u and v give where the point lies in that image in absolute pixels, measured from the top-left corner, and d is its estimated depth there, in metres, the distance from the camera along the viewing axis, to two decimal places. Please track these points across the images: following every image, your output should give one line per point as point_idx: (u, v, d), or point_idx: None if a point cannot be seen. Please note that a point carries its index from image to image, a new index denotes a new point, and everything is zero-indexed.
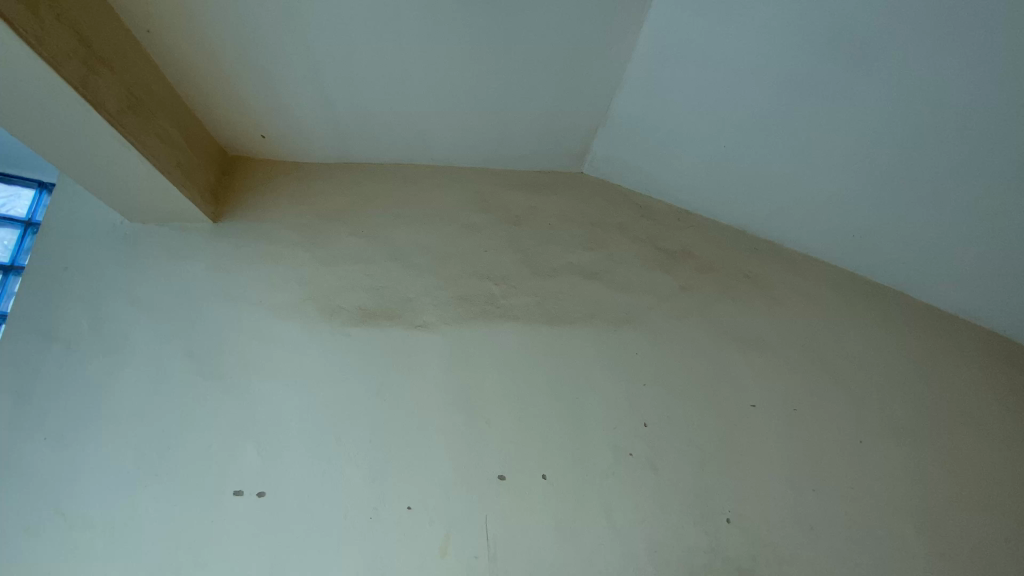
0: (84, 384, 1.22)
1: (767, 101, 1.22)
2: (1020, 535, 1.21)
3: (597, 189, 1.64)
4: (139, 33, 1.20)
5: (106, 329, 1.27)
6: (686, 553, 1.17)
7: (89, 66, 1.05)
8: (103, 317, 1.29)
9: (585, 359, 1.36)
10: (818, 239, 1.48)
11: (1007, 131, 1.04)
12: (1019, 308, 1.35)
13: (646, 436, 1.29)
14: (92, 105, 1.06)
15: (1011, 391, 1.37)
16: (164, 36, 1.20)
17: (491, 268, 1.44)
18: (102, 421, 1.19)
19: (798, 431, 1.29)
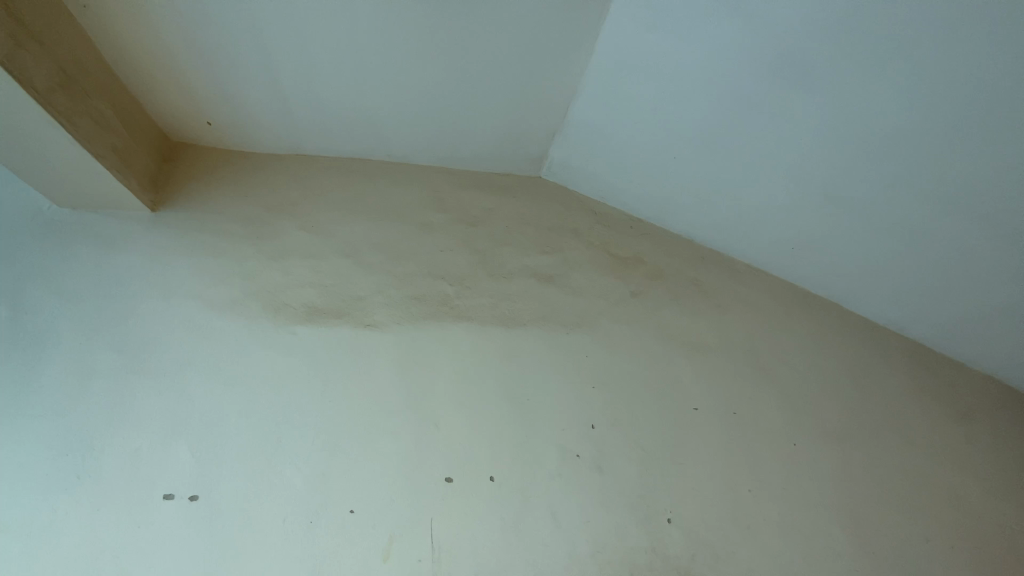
0: (1, 379, 1.13)
1: (722, 83, 1.22)
2: (937, 534, 1.28)
3: (552, 197, 1.69)
4: (76, 12, 1.21)
5: (25, 321, 1.20)
6: (628, 552, 1.13)
7: (15, 40, 1.06)
8: (18, 304, 1.22)
9: (538, 355, 1.33)
10: (762, 243, 1.53)
11: (941, 125, 1.08)
12: (940, 313, 1.46)
13: (594, 438, 1.24)
14: (18, 81, 1.06)
15: (927, 396, 1.49)
16: (100, 14, 1.21)
17: (446, 269, 1.43)
18: (15, 421, 1.09)
19: (740, 433, 1.33)
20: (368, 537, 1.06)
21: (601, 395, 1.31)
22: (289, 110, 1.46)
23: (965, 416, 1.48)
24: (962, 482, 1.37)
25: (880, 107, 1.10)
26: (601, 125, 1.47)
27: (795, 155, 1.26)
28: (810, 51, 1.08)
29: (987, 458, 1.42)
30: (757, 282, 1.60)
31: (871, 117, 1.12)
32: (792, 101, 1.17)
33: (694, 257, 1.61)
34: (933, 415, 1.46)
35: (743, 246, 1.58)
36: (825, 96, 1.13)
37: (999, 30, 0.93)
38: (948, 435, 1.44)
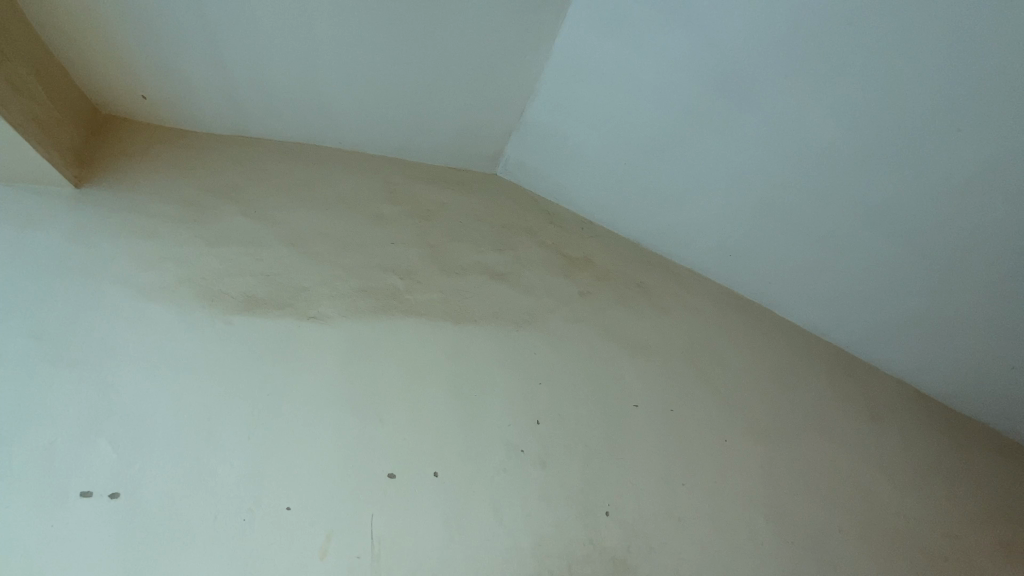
0: None
1: (672, 93, 1.27)
2: (848, 524, 1.39)
3: (507, 195, 1.70)
4: None
5: None
6: (567, 544, 1.16)
7: None
8: None
9: (487, 351, 1.34)
10: (703, 250, 1.61)
11: (864, 148, 1.17)
12: (858, 320, 1.58)
13: (539, 433, 1.27)
14: None
15: (845, 396, 1.61)
16: None
17: (396, 262, 1.42)
18: None
19: (677, 430, 1.39)
20: (305, 535, 1.03)
21: (547, 392, 1.33)
22: (235, 89, 1.40)
23: (877, 417, 1.61)
24: (871, 476, 1.49)
25: (812, 127, 1.18)
26: (556, 126, 1.50)
27: (736, 168, 1.33)
28: (752, 68, 1.14)
29: (894, 455, 1.56)
30: (698, 286, 1.67)
31: (804, 136, 1.20)
32: (734, 115, 1.23)
33: (641, 260, 1.67)
34: (849, 415, 1.58)
35: (686, 252, 1.65)
36: (765, 113, 1.20)
37: (919, 61, 1.00)
38: (862, 434, 1.56)
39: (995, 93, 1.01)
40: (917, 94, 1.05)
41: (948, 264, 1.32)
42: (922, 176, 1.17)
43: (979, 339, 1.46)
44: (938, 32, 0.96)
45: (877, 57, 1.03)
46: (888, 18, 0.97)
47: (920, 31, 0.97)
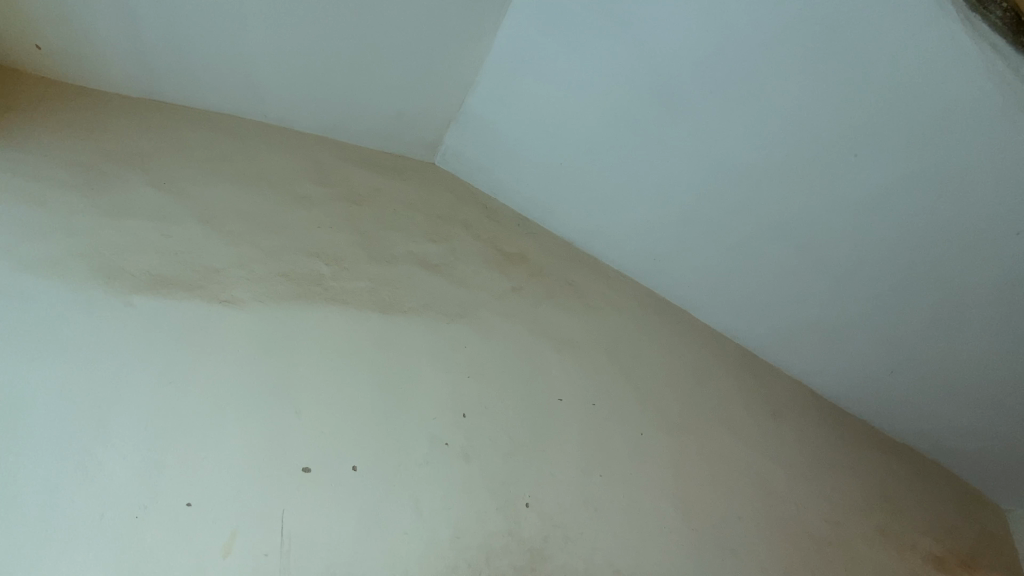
0: None
1: (609, 98, 1.28)
2: (747, 512, 1.51)
3: (443, 186, 1.67)
4: None
5: None
6: (486, 537, 1.17)
7: None
8: None
9: (414, 344, 1.32)
10: (632, 253, 1.66)
11: (778, 168, 1.24)
12: (766, 326, 1.70)
13: (463, 426, 1.26)
14: None
15: (751, 395, 1.74)
16: None
17: (322, 247, 1.35)
18: None
19: (598, 424, 1.44)
20: (206, 532, 0.97)
21: (474, 385, 1.33)
22: (147, 48, 1.28)
23: (778, 414, 1.75)
24: (770, 469, 1.62)
25: (733, 144, 1.24)
26: (495, 120, 1.48)
27: (665, 177, 1.38)
28: (682, 80, 1.17)
29: (791, 449, 1.70)
30: (625, 287, 1.73)
31: (726, 152, 1.26)
32: (664, 125, 1.27)
33: (573, 259, 1.70)
34: (754, 412, 1.71)
35: (616, 254, 1.70)
36: (695, 127, 1.24)
37: (829, 88, 1.07)
38: (764, 430, 1.69)
39: (893, 127, 1.10)
40: (829, 121, 1.13)
41: (846, 280, 1.44)
42: (826, 198, 1.26)
43: (866, 346, 1.62)
44: (852, 64, 1.03)
45: (797, 82, 1.08)
46: (809, 47, 1.03)
47: (836, 61, 1.03)
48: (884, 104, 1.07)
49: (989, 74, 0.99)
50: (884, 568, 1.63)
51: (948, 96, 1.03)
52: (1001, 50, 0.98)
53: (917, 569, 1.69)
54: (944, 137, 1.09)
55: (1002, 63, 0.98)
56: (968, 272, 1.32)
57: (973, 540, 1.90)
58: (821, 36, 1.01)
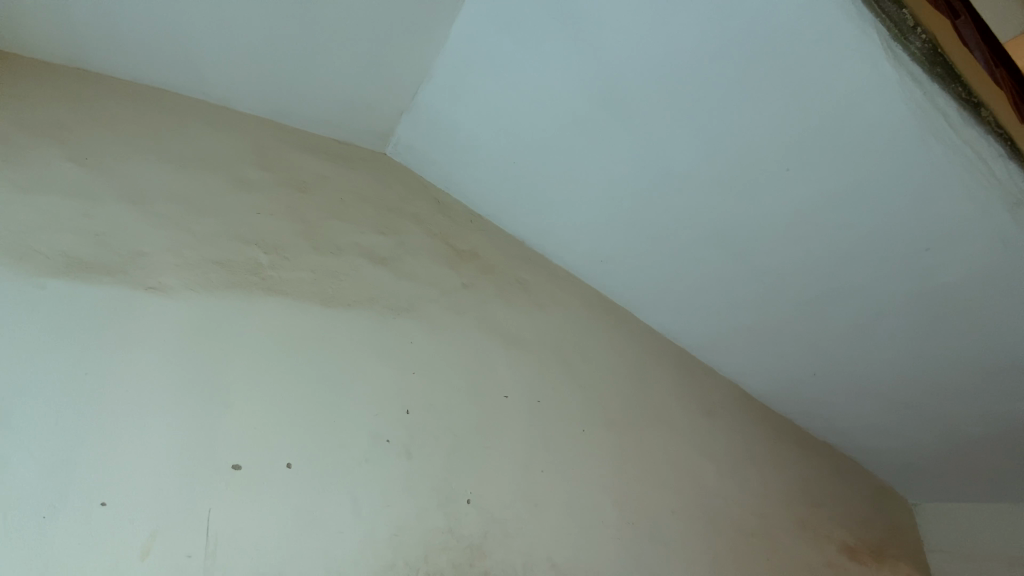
0: None
1: (560, 102, 1.25)
2: (680, 506, 1.57)
3: (394, 178, 1.63)
4: None
5: None
6: (425, 534, 1.16)
7: None
8: None
9: (357, 338, 1.28)
10: (581, 254, 1.69)
11: (720, 180, 1.28)
12: (704, 329, 1.78)
13: (406, 423, 1.24)
14: None
15: (689, 395, 1.81)
16: None
17: (262, 234, 1.29)
18: None
19: (541, 421, 1.46)
20: (122, 531, 0.91)
21: (418, 382, 1.31)
22: (69, 13, 1.17)
23: (713, 413, 1.83)
24: (704, 465, 1.70)
25: (679, 155, 1.26)
26: (446, 115, 1.44)
27: (614, 182, 1.40)
28: (631, 90, 1.16)
29: (723, 446, 1.79)
30: (574, 287, 1.76)
31: (671, 162, 1.28)
32: (612, 132, 1.27)
33: (524, 257, 1.71)
34: (691, 411, 1.78)
35: (566, 254, 1.72)
36: (644, 136, 1.24)
37: (771, 108, 1.10)
38: (699, 428, 1.77)
39: (828, 148, 1.14)
40: (770, 138, 1.15)
41: (777, 288, 1.52)
42: (762, 211, 1.32)
43: (794, 350, 1.72)
44: (793, 85, 1.05)
45: (743, 99, 1.10)
46: (756, 64, 1.04)
47: (778, 80, 1.05)
48: (820, 125, 1.10)
49: (912, 102, 1.03)
50: (802, 557, 1.75)
51: (880, 121, 1.06)
52: (918, 78, 1.00)
53: (830, 557, 1.82)
54: (873, 160, 1.13)
55: (926, 100, 1.02)
56: (884, 287, 1.41)
57: (881, 530, 2.07)
58: (766, 56, 1.02)
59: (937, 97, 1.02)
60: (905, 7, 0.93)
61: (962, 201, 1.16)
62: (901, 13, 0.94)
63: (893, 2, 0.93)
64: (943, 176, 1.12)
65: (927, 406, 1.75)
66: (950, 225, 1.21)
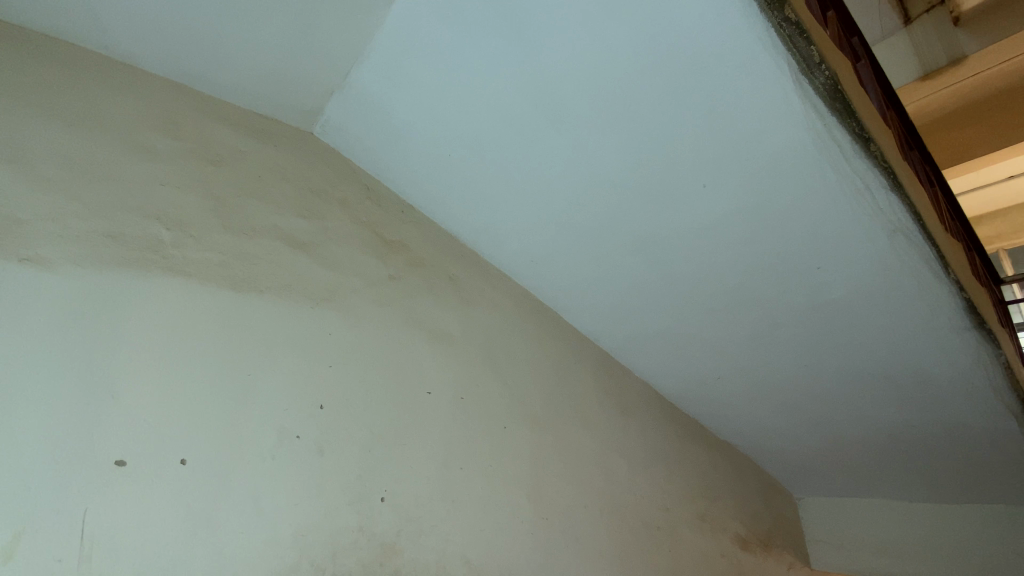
0: None
1: (497, 100, 1.24)
2: (592, 502, 1.64)
3: (320, 160, 1.55)
4: None
5: None
6: (334, 533, 1.11)
7: None
8: None
9: (270, 326, 1.20)
10: (512, 253, 1.70)
11: (646, 190, 1.33)
12: (625, 332, 1.85)
13: (319, 419, 1.18)
14: None
15: (608, 395, 1.88)
16: None
17: (165, 208, 1.18)
18: None
19: (463, 417, 1.44)
20: None
21: (334, 375, 1.25)
22: None
23: (628, 412, 1.92)
24: (617, 463, 1.77)
25: (610, 163, 1.29)
26: (380, 100, 1.38)
27: (546, 184, 1.41)
28: (567, 95, 1.16)
29: (636, 443, 1.88)
30: (503, 285, 1.77)
31: (603, 170, 1.31)
32: (547, 133, 1.27)
33: (455, 252, 1.70)
34: (609, 410, 1.85)
35: (497, 251, 1.72)
36: (576, 140, 1.26)
37: (698, 125, 1.14)
38: (615, 426, 1.84)
39: (744, 169, 1.21)
40: (694, 154, 1.21)
41: (692, 296, 1.61)
42: (683, 223, 1.39)
43: (704, 356, 1.84)
44: (717, 107, 1.10)
45: (672, 115, 1.14)
46: (684, 85, 1.07)
47: (706, 101, 1.10)
48: (739, 147, 1.16)
49: (815, 134, 1.09)
50: (700, 550, 1.88)
51: (791, 149, 1.13)
52: (820, 112, 1.06)
53: (725, 548, 1.97)
54: (784, 183, 1.21)
55: (833, 130, 1.09)
56: (784, 300, 1.53)
57: (769, 522, 2.27)
58: (697, 75, 1.05)
59: (837, 131, 1.09)
60: (812, 44, 0.97)
61: (852, 228, 1.27)
62: (807, 49, 0.97)
63: (804, 38, 0.96)
64: (840, 204, 1.22)
65: (814, 411, 1.93)
66: (841, 249, 1.33)
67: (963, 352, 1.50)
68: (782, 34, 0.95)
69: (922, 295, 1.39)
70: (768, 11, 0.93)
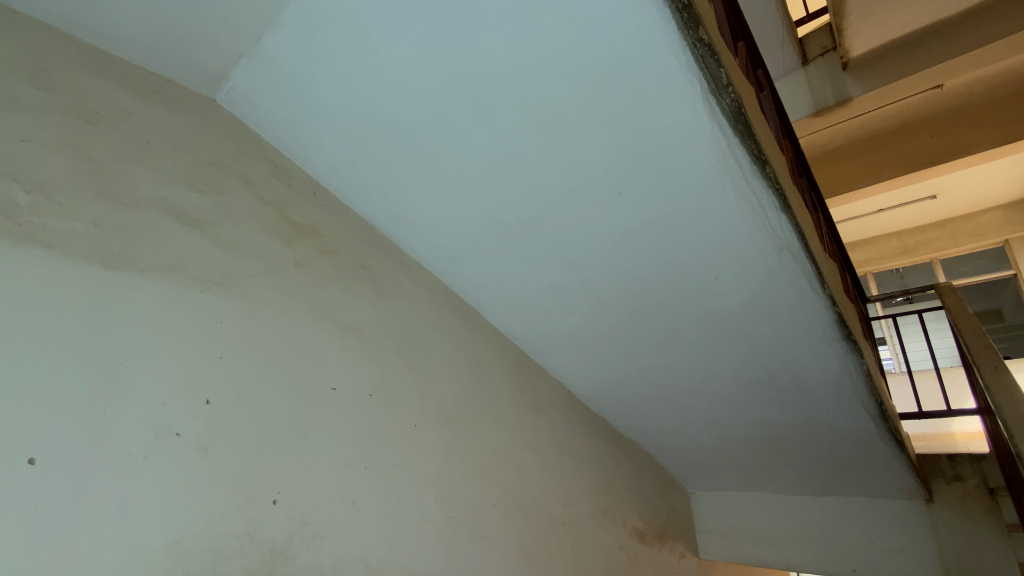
0: None
1: (421, 86, 1.19)
2: (500, 499, 1.64)
3: (222, 130, 1.42)
4: None
5: None
6: (216, 540, 1.02)
7: None
8: None
9: (152, 310, 1.07)
10: (431, 246, 1.67)
11: (565, 192, 1.36)
12: (539, 331, 1.89)
13: (203, 415, 1.07)
14: None
15: (521, 393, 1.89)
16: None
17: (25, 165, 0.99)
18: None
19: (369, 414, 1.38)
20: None
21: (225, 368, 1.14)
22: None
23: (540, 410, 1.95)
24: (526, 460, 1.79)
25: (531, 162, 1.30)
26: (295, 72, 1.28)
27: (467, 178, 1.39)
28: (491, 89, 1.15)
29: (546, 441, 1.91)
30: (419, 277, 1.73)
31: (524, 168, 1.32)
32: (471, 126, 1.25)
33: (370, 241, 1.63)
34: (521, 408, 1.87)
35: (416, 243, 1.68)
36: (500, 135, 1.25)
37: (617, 132, 1.18)
38: (526, 424, 1.86)
39: (657, 179, 1.27)
40: (612, 161, 1.25)
41: (604, 298, 1.67)
42: (596, 226, 1.43)
43: (613, 356, 1.91)
44: (635, 116, 1.13)
45: (591, 120, 1.16)
46: (605, 91, 1.10)
47: (625, 111, 1.13)
48: (654, 157, 1.22)
49: (720, 152, 1.16)
50: (600, 543, 1.96)
51: (699, 163, 1.20)
52: (725, 132, 1.13)
53: (623, 541, 2.08)
54: (691, 197, 1.29)
55: (740, 149, 1.16)
56: (685, 306, 1.64)
57: (665, 516, 2.42)
58: (620, 83, 1.07)
59: (739, 152, 1.16)
60: (722, 67, 1.02)
61: (747, 243, 1.38)
62: (718, 71, 1.02)
63: (714, 60, 1.01)
64: (738, 219, 1.32)
65: (708, 410, 2.08)
66: (737, 261, 1.44)
67: (834, 361, 1.68)
68: (695, 54, 0.99)
69: (802, 308, 1.53)
70: (683, 30, 0.96)
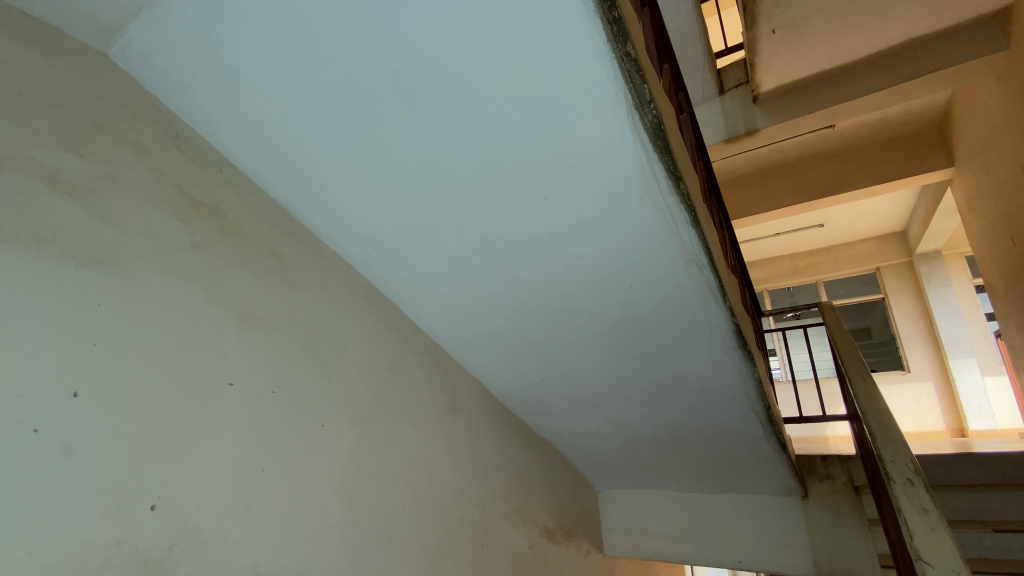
0: None
1: (347, 66, 1.13)
2: (410, 500, 1.61)
3: (112, 91, 1.26)
4: None
5: None
6: (78, 552, 0.90)
7: None
8: None
9: (14, 289, 0.92)
10: (351, 236, 1.61)
11: (492, 191, 1.35)
12: (459, 329, 1.88)
13: (70, 411, 0.94)
14: None
15: (438, 392, 1.87)
16: None
17: None
18: None
19: (270, 411, 1.29)
20: None
21: (100, 358, 1.01)
22: None
23: (458, 410, 1.94)
24: (440, 460, 1.77)
25: (460, 158, 1.28)
26: (206, 36, 1.17)
27: (393, 168, 1.35)
28: (422, 78, 1.12)
29: (462, 441, 1.90)
30: (337, 268, 1.65)
31: (452, 163, 1.30)
32: (399, 115, 1.21)
33: (283, 227, 1.54)
34: (438, 408, 1.84)
35: (334, 232, 1.61)
36: (429, 127, 1.22)
37: (545, 136, 1.20)
38: (442, 424, 1.84)
39: (581, 186, 1.31)
40: (539, 163, 1.26)
41: (525, 301, 1.70)
42: (520, 228, 1.45)
43: (532, 357, 1.94)
44: (563, 121, 1.16)
45: (520, 121, 1.17)
46: (536, 93, 1.11)
47: (554, 116, 1.15)
48: (579, 164, 1.25)
49: (641, 165, 1.22)
50: (510, 542, 1.99)
51: (620, 175, 1.26)
52: (645, 146, 1.18)
53: (533, 540, 2.12)
54: (612, 206, 1.34)
55: (659, 163, 1.22)
56: (601, 312, 1.70)
57: (574, 514, 2.51)
58: (550, 88, 1.09)
59: (656, 167, 1.22)
60: (646, 83, 1.07)
61: (660, 254, 1.46)
62: (642, 87, 1.07)
63: (639, 75, 1.05)
64: (653, 231, 1.39)
65: (619, 412, 2.18)
66: (650, 272, 1.52)
67: (730, 368, 1.82)
68: (622, 68, 1.03)
69: (706, 319, 1.65)
70: (613, 43, 0.99)
